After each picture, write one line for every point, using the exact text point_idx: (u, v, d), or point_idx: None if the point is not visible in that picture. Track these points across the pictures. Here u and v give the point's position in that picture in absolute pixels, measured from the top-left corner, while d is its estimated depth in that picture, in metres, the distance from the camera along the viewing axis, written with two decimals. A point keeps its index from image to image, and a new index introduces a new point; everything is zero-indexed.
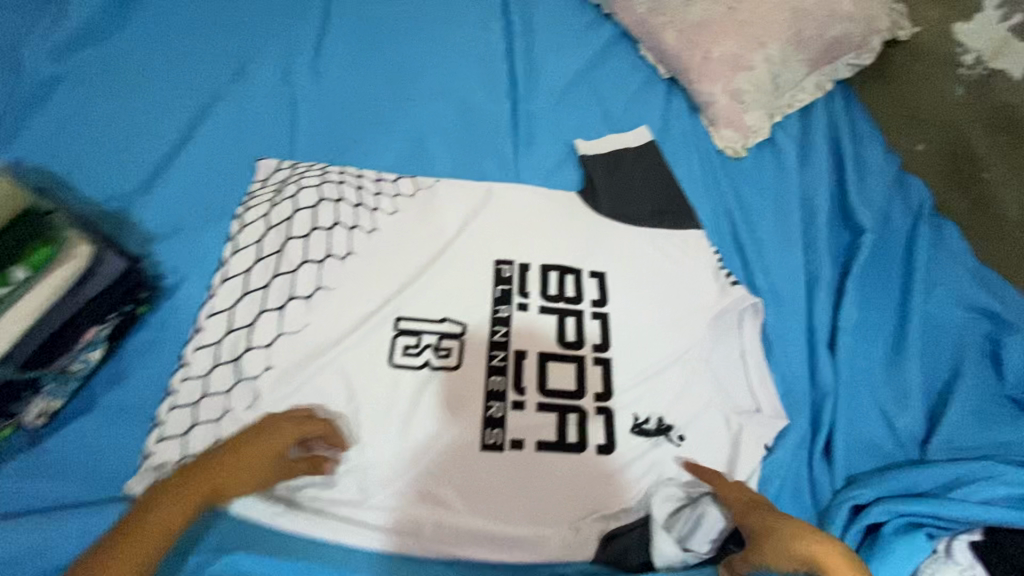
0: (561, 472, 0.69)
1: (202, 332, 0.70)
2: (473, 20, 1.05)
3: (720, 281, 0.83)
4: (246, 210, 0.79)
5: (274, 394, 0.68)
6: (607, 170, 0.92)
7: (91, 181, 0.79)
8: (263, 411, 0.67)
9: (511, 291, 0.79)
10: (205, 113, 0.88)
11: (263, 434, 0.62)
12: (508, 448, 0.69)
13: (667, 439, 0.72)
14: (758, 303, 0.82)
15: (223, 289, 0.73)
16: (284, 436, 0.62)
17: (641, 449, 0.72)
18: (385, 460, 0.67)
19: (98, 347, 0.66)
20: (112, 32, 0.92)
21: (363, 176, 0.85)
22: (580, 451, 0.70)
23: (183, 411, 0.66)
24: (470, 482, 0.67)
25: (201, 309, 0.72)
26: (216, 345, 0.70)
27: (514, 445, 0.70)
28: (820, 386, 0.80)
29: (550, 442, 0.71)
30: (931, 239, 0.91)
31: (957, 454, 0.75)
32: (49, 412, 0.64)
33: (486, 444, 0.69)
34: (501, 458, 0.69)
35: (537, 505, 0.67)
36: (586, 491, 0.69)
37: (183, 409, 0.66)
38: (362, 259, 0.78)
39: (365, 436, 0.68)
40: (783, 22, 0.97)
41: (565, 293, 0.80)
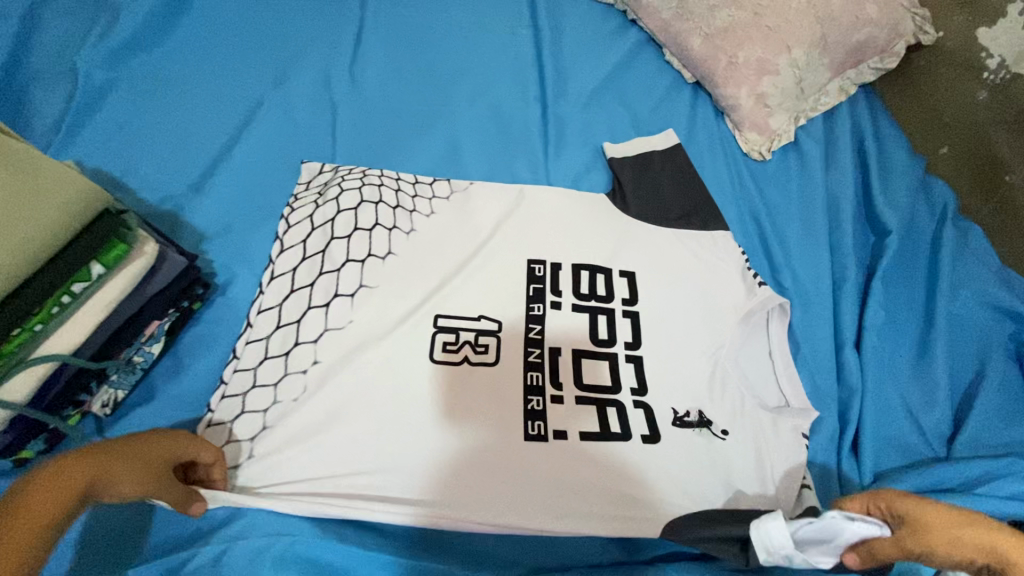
0: (599, 462, 0.71)
1: (254, 327, 0.74)
2: (503, 27, 1.09)
3: (747, 281, 0.85)
4: (291, 211, 0.83)
5: (320, 387, 0.70)
6: (635, 173, 0.94)
7: (144, 183, 0.83)
8: (310, 402, 0.70)
9: (544, 289, 0.82)
10: (248, 117, 0.91)
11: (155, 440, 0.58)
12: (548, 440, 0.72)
13: (710, 432, 0.74)
14: (785, 304, 0.82)
15: (271, 286, 0.77)
16: (175, 445, 0.60)
17: (681, 440, 0.73)
18: (424, 452, 0.69)
19: (159, 341, 0.70)
20: (159, 39, 0.96)
21: (401, 179, 0.88)
22: (625, 442, 0.72)
23: (236, 401, 0.70)
24: (510, 473, 0.69)
25: (253, 305, 0.76)
26: (266, 340, 0.73)
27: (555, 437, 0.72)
28: (847, 385, 0.82)
29: (589, 433, 0.73)
30: (956, 241, 0.92)
31: (983, 451, 0.76)
32: (112, 402, 0.68)
33: (530, 435, 0.72)
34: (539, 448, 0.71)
35: (572, 495, 0.69)
36: (624, 482, 0.70)
37: (236, 399, 0.70)
38: (401, 259, 0.81)
39: (406, 428, 0.70)
40: (809, 27, 0.99)
41: (596, 292, 0.82)
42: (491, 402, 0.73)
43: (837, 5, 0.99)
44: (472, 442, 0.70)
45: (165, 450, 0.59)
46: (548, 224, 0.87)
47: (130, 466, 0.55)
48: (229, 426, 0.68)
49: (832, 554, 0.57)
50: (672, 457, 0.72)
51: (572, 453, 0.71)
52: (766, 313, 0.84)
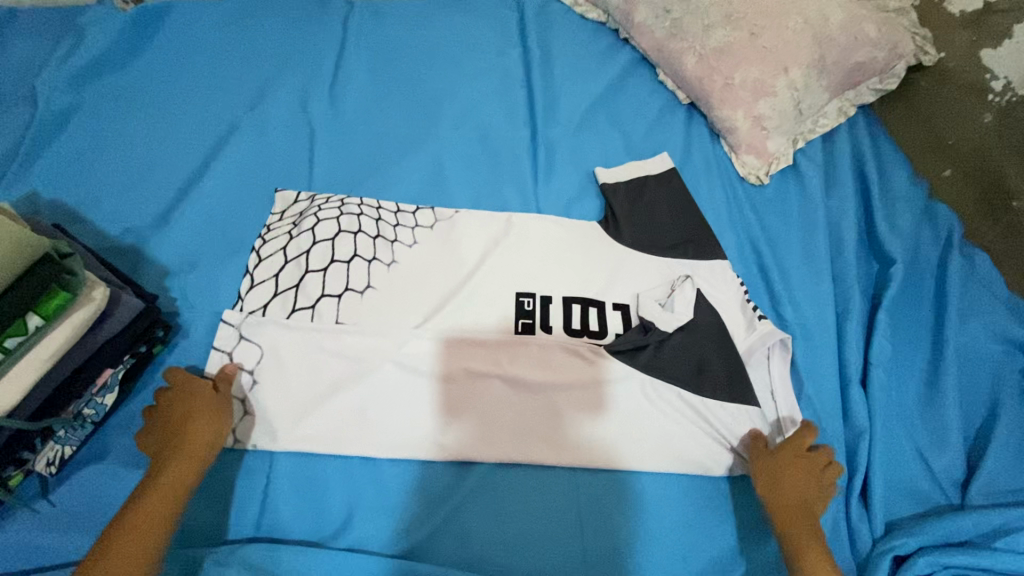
0: (587, 442, 0.71)
1: (221, 324, 0.71)
2: (491, 47, 1.05)
3: (747, 316, 0.79)
4: (264, 243, 0.78)
5: (290, 363, 0.70)
6: (629, 199, 0.90)
7: (105, 216, 0.79)
8: (279, 376, 0.69)
9: (533, 324, 0.77)
10: (221, 142, 0.87)
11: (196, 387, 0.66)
12: (535, 473, 0.70)
13: (686, 422, 0.72)
14: (787, 339, 0.76)
15: (238, 323, 0.71)
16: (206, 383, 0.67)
17: (660, 443, 0.71)
18: (393, 449, 0.68)
19: (113, 392, 0.65)
20: (126, 62, 0.93)
21: (382, 208, 0.83)
22: (602, 451, 0.71)
23: (219, 358, 0.69)
24: (491, 528, 0.66)
25: (215, 338, 0.71)
26: (238, 326, 0.71)
27: (541, 468, 0.70)
28: (854, 426, 0.77)
29: (571, 445, 0.71)
30: (963, 268, 0.89)
31: (999, 499, 0.71)
32: (59, 459, 0.62)
33: (513, 394, 0.72)
34: (524, 430, 0.71)
35: (554, 547, 0.66)
36: (612, 496, 0.70)
37: (219, 353, 0.70)
38: (380, 293, 0.76)
39: (378, 419, 0.69)
40: (806, 48, 0.95)
41: (589, 327, 0.78)
42: (475, 445, 0.69)
43: (835, 26, 0.96)
44: (460, 488, 0.68)
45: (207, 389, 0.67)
46: (537, 254, 0.83)
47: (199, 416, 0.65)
48: None
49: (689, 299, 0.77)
50: (648, 443, 0.71)
51: (552, 441, 0.71)
52: (767, 350, 0.77)
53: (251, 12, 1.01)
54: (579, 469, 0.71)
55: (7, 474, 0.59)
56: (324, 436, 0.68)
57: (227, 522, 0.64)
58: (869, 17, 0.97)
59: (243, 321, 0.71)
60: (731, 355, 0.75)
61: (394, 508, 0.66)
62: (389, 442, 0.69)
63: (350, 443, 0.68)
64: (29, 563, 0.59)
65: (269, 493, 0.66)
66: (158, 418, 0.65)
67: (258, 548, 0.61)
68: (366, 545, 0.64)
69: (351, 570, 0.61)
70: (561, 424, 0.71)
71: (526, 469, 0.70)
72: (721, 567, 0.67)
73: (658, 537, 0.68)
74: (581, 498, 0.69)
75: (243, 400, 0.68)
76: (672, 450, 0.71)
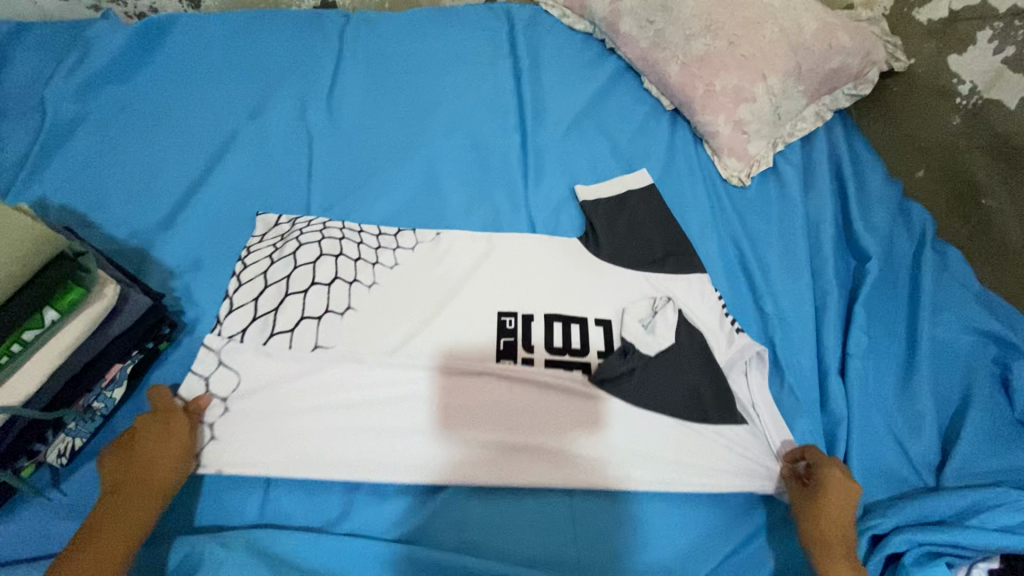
0: (571, 463, 0.70)
1: (202, 349, 0.72)
2: (482, 56, 1.10)
3: (725, 330, 0.80)
4: (244, 267, 0.79)
5: (271, 386, 0.70)
6: (609, 216, 0.92)
7: (110, 219, 0.82)
8: (259, 398, 0.70)
9: (515, 343, 0.78)
10: (223, 149, 0.91)
11: (166, 425, 0.65)
12: (518, 492, 0.71)
13: (668, 441, 0.71)
14: (763, 351, 0.80)
15: (218, 348, 0.72)
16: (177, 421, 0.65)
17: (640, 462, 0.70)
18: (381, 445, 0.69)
19: (122, 386, 0.68)
20: (132, 72, 0.96)
21: (363, 231, 0.85)
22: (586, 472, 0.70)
23: (196, 382, 0.70)
24: (488, 526, 0.68)
25: (194, 363, 0.72)
26: (218, 352, 0.72)
27: (525, 489, 0.71)
28: (832, 414, 0.80)
29: (552, 471, 0.69)
30: (936, 263, 0.92)
31: (972, 480, 0.74)
32: (69, 450, 0.65)
33: (492, 418, 0.72)
34: (506, 447, 0.70)
35: (545, 544, 0.68)
36: (593, 521, 0.69)
37: (197, 377, 0.70)
38: (360, 314, 0.77)
39: (357, 438, 0.69)
40: (782, 56, 1.00)
41: (571, 345, 0.79)
42: (462, 439, 0.70)
43: (809, 35, 1.01)
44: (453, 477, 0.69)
45: (175, 429, 0.65)
46: (518, 273, 0.84)
47: (166, 457, 0.63)
48: None
49: (673, 321, 0.78)
50: (632, 468, 0.70)
51: (532, 458, 0.70)
52: (744, 365, 0.79)
53: (250, 25, 1.05)
54: (575, 491, 0.71)
55: (18, 464, 0.61)
56: (301, 457, 0.67)
57: (232, 510, 0.67)
58: (842, 27, 1.02)
59: (223, 346, 0.72)
60: (713, 375, 0.76)
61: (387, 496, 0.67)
62: (371, 450, 0.68)
63: (328, 470, 0.67)
64: (39, 551, 0.61)
65: (270, 482, 0.68)
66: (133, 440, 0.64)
67: (263, 534, 0.63)
68: (365, 531, 0.67)
69: (350, 552, 0.63)
70: (543, 445, 0.71)
71: (521, 491, 0.71)
72: (706, 549, 0.69)
73: (641, 531, 0.70)
74: (575, 517, 0.70)
75: (212, 426, 0.68)
76: (661, 476, 0.70)
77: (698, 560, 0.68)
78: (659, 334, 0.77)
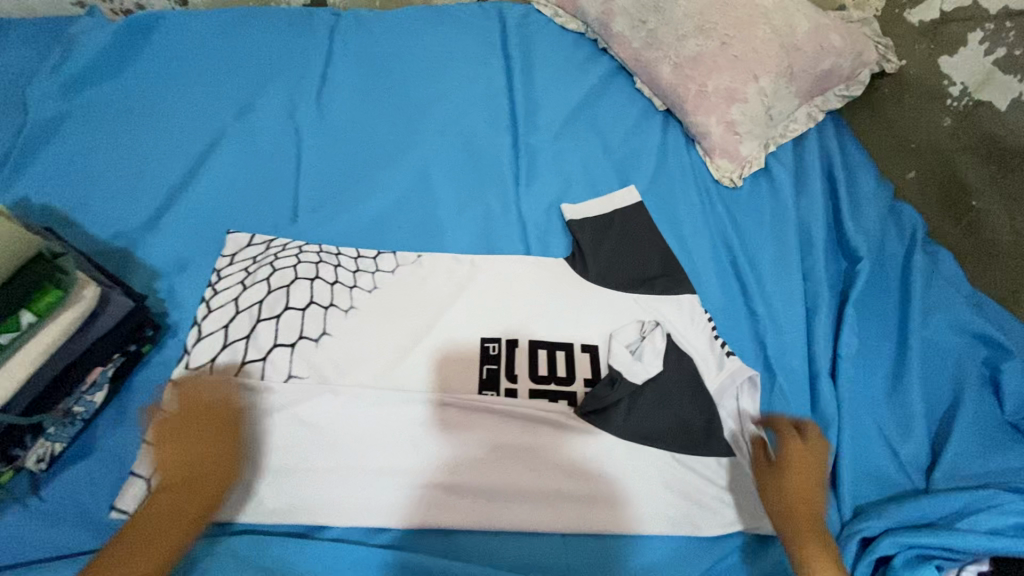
0: (553, 500, 0.68)
1: (171, 385, 0.68)
2: (473, 56, 1.09)
3: (715, 354, 0.78)
4: (214, 293, 0.76)
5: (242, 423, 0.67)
6: (596, 236, 0.90)
7: (93, 220, 0.80)
8: (232, 436, 0.66)
9: (498, 370, 0.76)
10: (209, 149, 0.89)
11: (228, 419, 0.65)
12: (506, 533, 0.68)
13: (658, 478, 0.70)
14: (755, 376, 0.75)
15: (188, 384, 0.68)
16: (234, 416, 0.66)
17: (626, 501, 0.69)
18: (369, 449, 0.68)
19: (103, 389, 0.67)
20: (117, 71, 0.95)
21: (341, 253, 0.82)
22: (571, 510, 0.68)
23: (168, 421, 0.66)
24: (484, 552, 0.66)
25: (163, 401, 0.68)
26: (188, 387, 0.68)
27: (512, 531, 0.68)
28: (822, 415, 0.80)
29: (539, 511, 0.68)
30: (926, 265, 0.92)
31: (962, 482, 0.74)
32: (49, 456, 0.63)
33: (474, 455, 0.69)
34: (485, 488, 0.68)
35: (537, 562, 0.66)
36: (581, 563, 0.67)
37: (166, 416, 0.66)
38: (336, 340, 0.74)
39: (331, 475, 0.66)
40: (774, 56, 1.00)
41: (557, 373, 0.77)
42: (454, 442, 0.70)
43: (801, 36, 1.01)
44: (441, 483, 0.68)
45: (231, 424, 0.65)
46: (503, 298, 0.82)
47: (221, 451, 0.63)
48: (145, 481, 0.62)
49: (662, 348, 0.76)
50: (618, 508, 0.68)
51: (510, 496, 0.68)
52: (736, 390, 0.76)
53: (238, 23, 1.04)
54: (570, 534, 0.68)
55: None
56: (274, 498, 0.65)
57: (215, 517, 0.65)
58: (834, 28, 1.02)
59: (193, 381, 0.68)
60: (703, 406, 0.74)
61: (374, 499, 0.66)
62: (357, 457, 0.67)
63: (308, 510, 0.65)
64: (17, 559, 0.59)
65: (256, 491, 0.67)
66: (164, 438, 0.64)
67: (248, 541, 0.62)
68: (352, 536, 0.66)
69: (336, 557, 0.62)
70: (522, 484, 0.68)
71: (512, 534, 0.68)
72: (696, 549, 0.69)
73: (639, 559, 0.68)
74: (570, 560, 0.67)
75: None
76: (650, 513, 0.69)
77: (689, 562, 0.68)
78: (648, 359, 0.75)
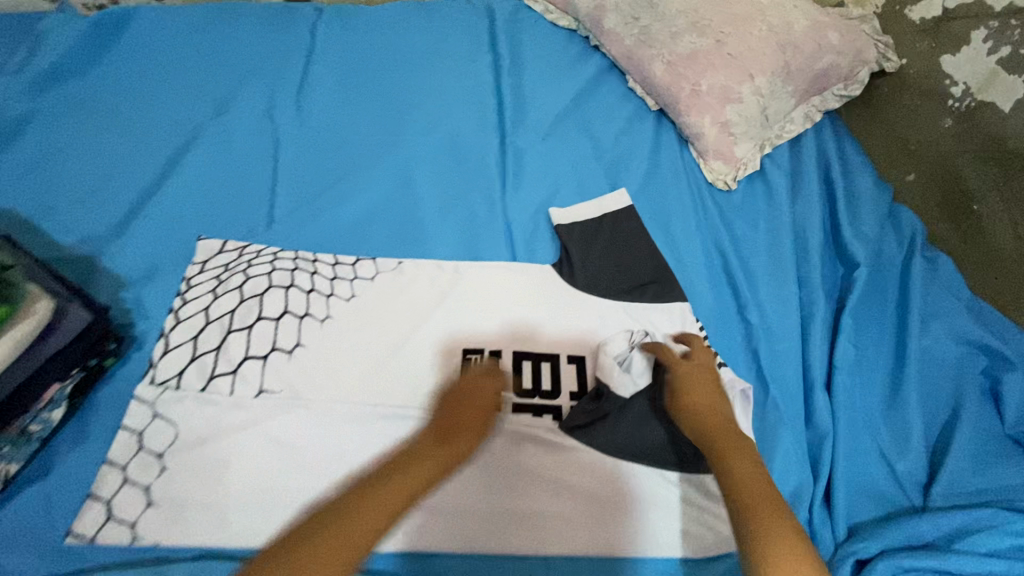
0: (529, 517, 0.66)
1: (134, 400, 0.66)
2: (461, 54, 1.05)
3: None
4: (183, 302, 0.73)
5: (209, 440, 0.64)
6: (585, 241, 0.86)
7: (58, 226, 0.77)
8: (198, 454, 0.63)
9: None
10: (182, 151, 0.86)
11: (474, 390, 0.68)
12: (481, 555, 0.64)
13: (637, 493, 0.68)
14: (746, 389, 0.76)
15: (153, 400, 0.66)
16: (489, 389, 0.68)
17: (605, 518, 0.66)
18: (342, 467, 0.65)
19: (61, 406, 0.63)
20: (88, 69, 0.92)
21: (318, 260, 0.79)
22: (548, 527, 0.65)
23: (129, 439, 0.63)
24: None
25: (124, 417, 0.65)
26: (153, 403, 0.65)
27: (487, 551, 0.64)
28: (817, 429, 0.77)
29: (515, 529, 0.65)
30: (926, 271, 0.89)
31: (961, 500, 0.71)
32: (4, 477, 0.59)
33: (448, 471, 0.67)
34: (458, 506, 0.66)
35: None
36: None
37: (128, 433, 0.63)
38: (311, 352, 0.71)
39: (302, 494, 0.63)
40: (771, 55, 0.97)
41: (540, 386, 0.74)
42: None
43: (799, 33, 0.98)
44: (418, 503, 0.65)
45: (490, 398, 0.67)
46: (486, 307, 0.79)
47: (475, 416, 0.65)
48: (105, 503, 0.60)
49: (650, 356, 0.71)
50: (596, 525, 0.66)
51: (489, 517, 0.65)
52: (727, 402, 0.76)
53: (216, 19, 1.00)
54: (547, 555, 0.64)
55: None
56: (234, 519, 0.61)
57: None
58: (832, 25, 0.99)
59: (159, 397, 0.66)
60: None
61: None
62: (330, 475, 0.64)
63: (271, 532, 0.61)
64: None
65: None
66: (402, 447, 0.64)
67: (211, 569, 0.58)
68: None
69: None
70: (502, 503, 0.66)
71: (487, 556, 0.64)
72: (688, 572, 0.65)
73: None
74: None
75: (149, 489, 0.61)
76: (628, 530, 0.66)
77: None
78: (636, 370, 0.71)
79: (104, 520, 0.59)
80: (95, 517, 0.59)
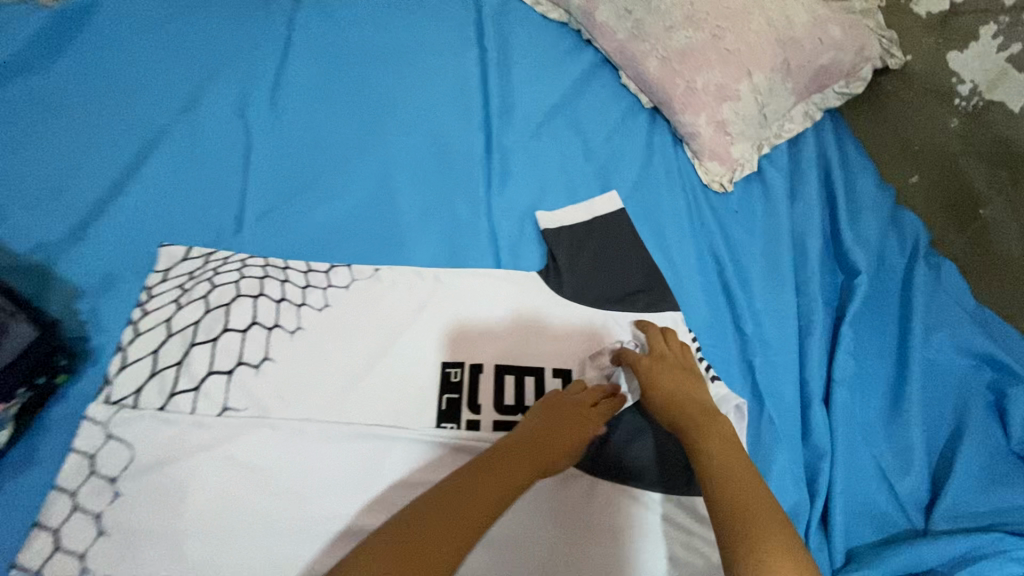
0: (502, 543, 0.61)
1: (86, 420, 0.62)
2: (446, 47, 1.01)
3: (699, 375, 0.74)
4: (144, 313, 0.69)
5: (167, 463, 0.60)
6: (572, 247, 0.82)
7: (11, 231, 0.73)
8: (154, 478, 0.59)
9: (460, 399, 0.69)
10: (147, 151, 0.81)
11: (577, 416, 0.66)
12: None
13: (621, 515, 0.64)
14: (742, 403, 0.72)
15: (106, 420, 0.62)
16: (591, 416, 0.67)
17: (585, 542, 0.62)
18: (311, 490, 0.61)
19: (4, 429, 0.59)
20: (49, 63, 0.87)
21: (290, 267, 0.75)
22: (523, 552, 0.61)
23: (80, 462, 0.59)
24: None
25: (75, 438, 0.61)
26: (106, 423, 0.61)
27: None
28: (814, 447, 0.73)
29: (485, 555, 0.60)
30: (929, 279, 0.85)
31: (964, 523, 0.68)
32: None
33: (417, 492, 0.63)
34: None
35: None
36: None
37: (79, 457, 0.60)
38: (280, 366, 0.67)
39: (266, 520, 0.59)
40: (769, 51, 0.92)
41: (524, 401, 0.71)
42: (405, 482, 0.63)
43: (799, 28, 0.93)
44: None
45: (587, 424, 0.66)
46: (466, 317, 0.75)
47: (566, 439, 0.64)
48: (51, 533, 0.56)
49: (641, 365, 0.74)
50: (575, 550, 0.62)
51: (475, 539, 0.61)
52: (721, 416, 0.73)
53: (187, 11, 0.95)
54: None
55: None
56: (191, 549, 0.57)
57: None
58: (834, 20, 0.95)
59: (113, 416, 0.62)
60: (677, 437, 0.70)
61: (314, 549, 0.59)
62: (297, 499, 0.61)
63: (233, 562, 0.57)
64: None
65: None
66: (479, 453, 0.64)
67: None
68: None
69: None
70: None
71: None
72: None
73: None
74: None
75: (100, 516, 0.57)
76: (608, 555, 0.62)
77: None
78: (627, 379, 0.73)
79: (50, 551, 0.56)
80: (41, 548, 0.56)
